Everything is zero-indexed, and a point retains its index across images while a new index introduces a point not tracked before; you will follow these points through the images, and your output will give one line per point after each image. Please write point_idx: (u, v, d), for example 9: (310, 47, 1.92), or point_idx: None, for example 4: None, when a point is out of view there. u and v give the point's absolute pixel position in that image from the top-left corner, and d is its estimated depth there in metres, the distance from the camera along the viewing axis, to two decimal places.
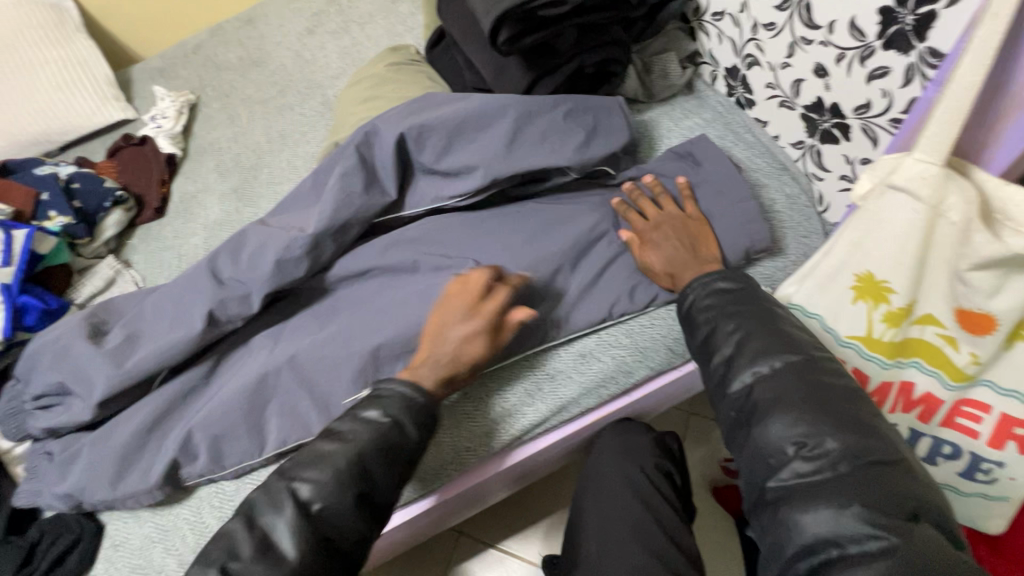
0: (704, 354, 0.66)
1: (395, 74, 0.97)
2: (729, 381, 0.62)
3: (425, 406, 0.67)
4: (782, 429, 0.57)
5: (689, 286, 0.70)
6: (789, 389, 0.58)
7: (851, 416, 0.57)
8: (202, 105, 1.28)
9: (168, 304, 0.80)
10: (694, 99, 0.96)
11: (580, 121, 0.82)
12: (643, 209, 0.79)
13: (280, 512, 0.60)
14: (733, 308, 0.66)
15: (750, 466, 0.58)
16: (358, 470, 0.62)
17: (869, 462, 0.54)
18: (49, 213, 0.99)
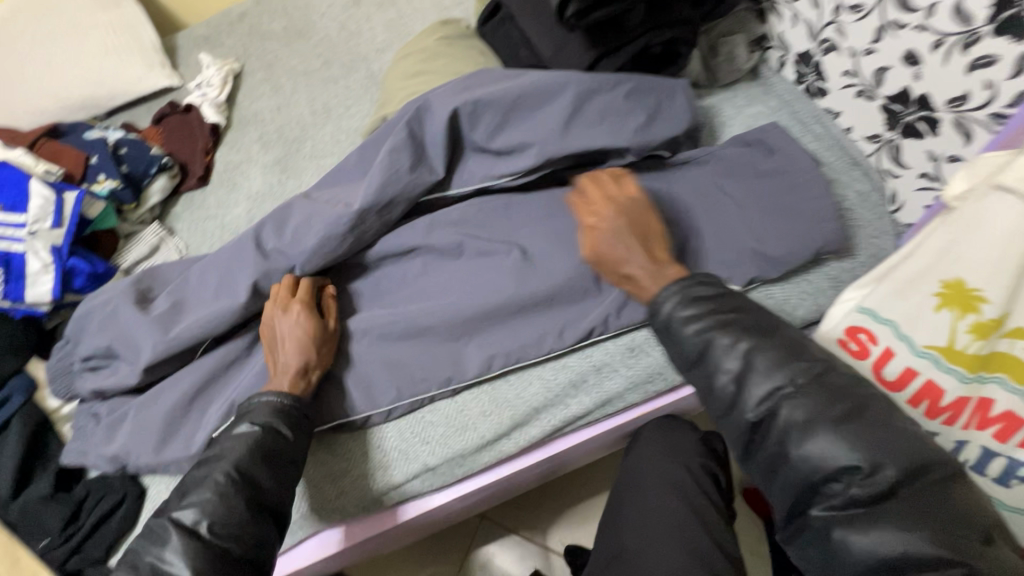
0: (704, 372, 0.58)
1: (448, 48, 0.94)
2: (744, 403, 0.56)
3: (295, 408, 0.67)
4: (820, 454, 0.52)
5: (657, 294, 0.63)
6: (815, 408, 0.53)
7: (886, 430, 0.52)
8: (246, 75, 1.27)
9: (213, 274, 0.80)
10: (759, 86, 0.91)
11: (642, 103, 0.79)
12: (589, 196, 0.72)
13: (164, 544, 0.57)
14: (725, 318, 0.59)
15: (794, 493, 0.54)
16: (240, 480, 0.61)
17: (923, 479, 0.50)
18: (98, 177, 0.99)
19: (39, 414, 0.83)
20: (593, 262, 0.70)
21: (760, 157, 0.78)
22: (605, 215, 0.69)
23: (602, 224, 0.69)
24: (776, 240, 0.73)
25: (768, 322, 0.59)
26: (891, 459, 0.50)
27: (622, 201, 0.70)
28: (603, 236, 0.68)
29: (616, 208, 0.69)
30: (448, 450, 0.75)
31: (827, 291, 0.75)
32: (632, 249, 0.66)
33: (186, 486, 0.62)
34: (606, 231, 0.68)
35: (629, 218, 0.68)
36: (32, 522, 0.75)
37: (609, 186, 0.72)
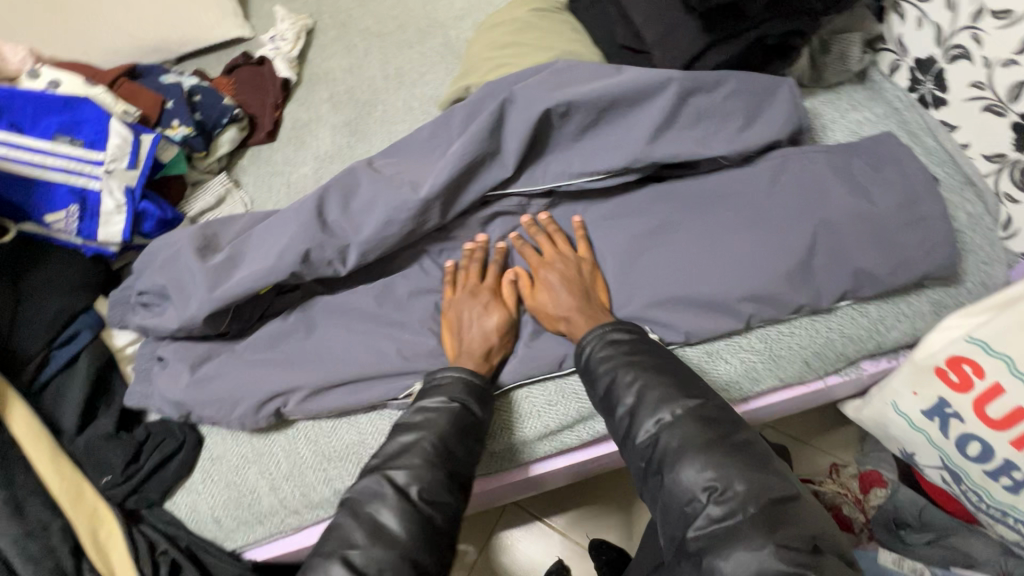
0: (608, 407, 0.64)
1: (541, 21, 0.90)
2: (634, 433, 0.60)
3: (483, 385, 0.67)
4: (694, 474, 0.55)
5: (585, 337, 0.68)
6: (689, 434, 0.57)
7: (745, 453, 0.56)
8: (318, 32, 1.24)
9: (270, 237, 0.78)
10: (865, 90, 0.86)
11: (750, 102, 0.75)
12: (540, 246, 0.76)
13: (382, 500, 0.58)
14: (632, 358, 0.65)
15: (669, 516, 0.56)
16: (444, 449, 0.62)
17: (773, 500, 0.52)
18: (172, 122, 0.99)
19: (104, 351, 0.83)
20: (535, 313, 0.74)
21: (870, 168, 0.73)
22: (550, 268, 0.73)
23: (549, 274, 0.73)
24: (883, 259, 0.68)
25: (667, 365, 0.64)
26: (740, 477, 0.53)
27: (571, 260, 0.74)
28: (545, 287, 0.72)
29: (561, 263, 0.73)
30: (512, 435, 0.74)
31: (927, 316, 0.72)
32: (581, 302, 0.70)
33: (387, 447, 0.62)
34: (551, 282, 0.72)
35: (572, 276, 0.72)
36: (96, 458, 0.76)
37: (560, 247, 0.76)
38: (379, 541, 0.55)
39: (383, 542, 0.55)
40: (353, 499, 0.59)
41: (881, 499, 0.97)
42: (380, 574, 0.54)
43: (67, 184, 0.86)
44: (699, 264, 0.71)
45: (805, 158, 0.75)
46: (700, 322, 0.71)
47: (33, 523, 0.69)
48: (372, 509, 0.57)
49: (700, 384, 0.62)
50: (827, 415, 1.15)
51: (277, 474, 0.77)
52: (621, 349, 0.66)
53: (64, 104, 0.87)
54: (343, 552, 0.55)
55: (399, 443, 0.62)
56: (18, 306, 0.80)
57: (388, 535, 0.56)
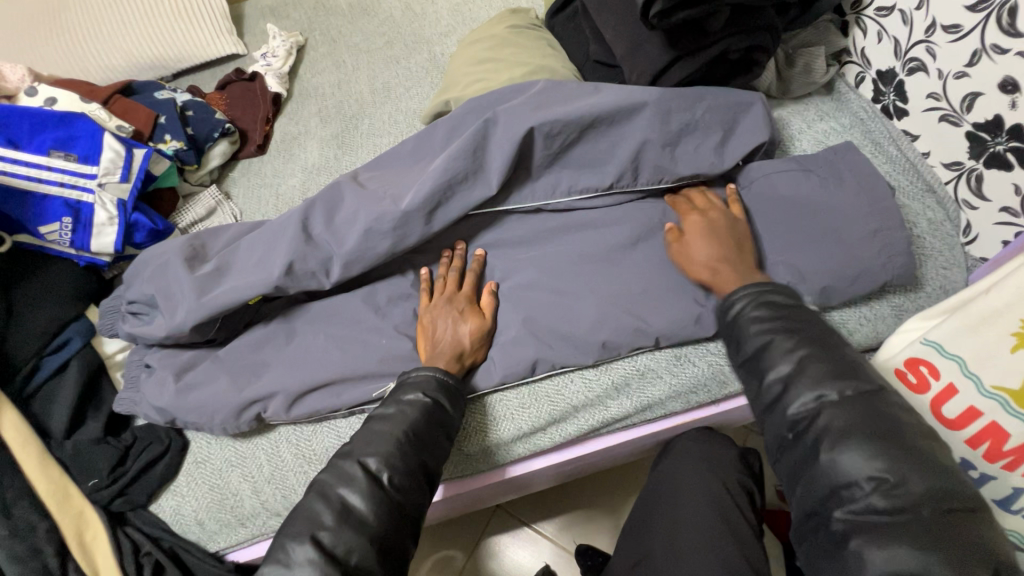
0: (756, 370, 0.60)
1: (518, 38, 0.94)
2: (788, 404, 0.57)
3: (456, 386, 0.70)
4: (854, 463, 0.52)
5: (733, 292, 0.66)
6: (858, 418, 0.53)
7: (918, 447, 0.52)
8: (309, 48, 1.28)
9: (256, 248, 0.81)
10: (832, 101, 0.89)
11: (716, 116, 0.78)
12: (694, 200, 0.78)
13: (351, 483, 0.60)
14: (789, 326, 0.60)
15: (816, 497, 0.53)
16: (415, 439, 0.64)
17: (945, 506, 0.49)
18: (165, 136, 1.02)
19: (95, 358, 0.87)
20: (677, 257, 0.74)
21: (834, 176, 0.75)
22: (694, 218, 0.74)
23: (702, 220, 0.74)
24: (846, 267, 0.70)
25: (832, 338, 0.59)
26: (914, 473, 0.50)
27: (725, 212, 0.74)
28: (694, 232, 0.73)
29: (715, 212, 0.74)
30: (485, 437, 0.76)
31: (887, 320, 0.74)
32: (721, 246, 0.70)
33: (364, 435, 0.65)
34: (701, 227, 0.73)
35: (726, 223, 0.73)
36: (83, 463, 0.78)
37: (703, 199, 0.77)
38: (348, 524, 0.58)
39: (353, 525, 0.58)
40: (325, 482, 0.61)
41: None
42: (352, 555, 0.56)
43: (61, 197, 0.89)
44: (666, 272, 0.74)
45: (771, 165, 0.78)
46: (665, 329, 0.73)
47: (19, 525, 0.71)
48: (345, 501, 0.59)
49: (868, 366, 0.57)
50: None
51: (259, 477, 0.79)
52: (779, 313, 0.62)
53: (60, 120, 0.91)
54: (314, 539, 0.56)
55: (375, 435, 0.64)
56: (10, 314, 0.82)
57: (356, 517, 0.58)
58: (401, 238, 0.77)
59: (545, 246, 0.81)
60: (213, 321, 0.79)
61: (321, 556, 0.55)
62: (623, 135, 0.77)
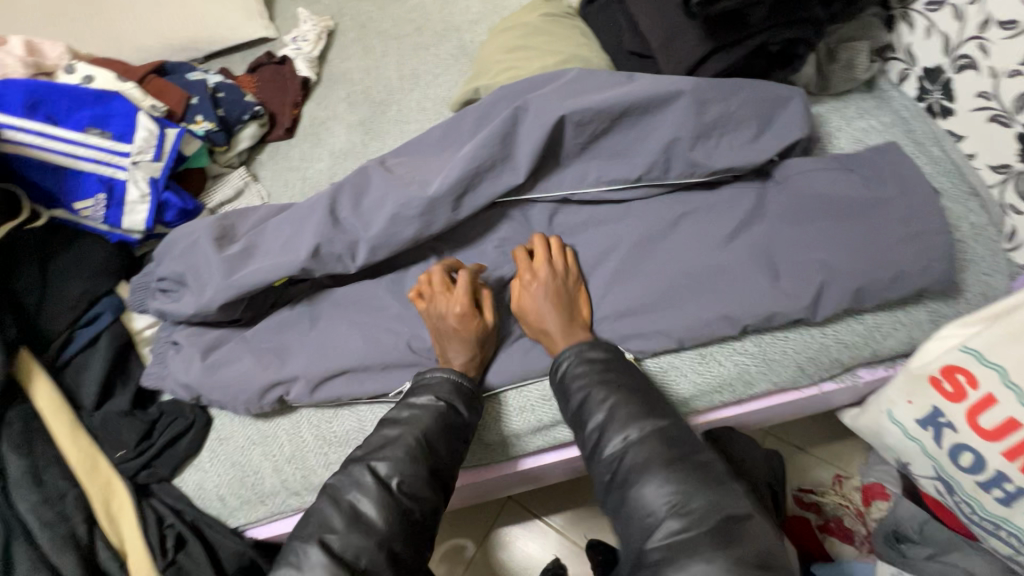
0: (579, 421, 0.67)
1: (551, 26, 0.92)
2: (602, 447, 0.63)
3: (469, 387, 0.71)
4: (658, 493, 0.58)
5: (562, 353, 0.70)
6: (654, 451, 0.60)
7: (711, 474, 0.59)
8: (339, 33, 1.28)
9: (285, 231, 0.82)
10: (873, 99, 0.86)
11: (752, 110, 0.76)
12: (531, 253, 0.77)
13: (361, 487, 0.63)
14: (606, 376, 0.67)
15: (634, 530, 0.58)
16: (426, 445, 0.66)
17: (723, 516, 0.55)
18: (196, 118, 1.04)
19: (124, 332, 0.88)
20: (520, 318, 0.76)
21: (874, 178, 0.73)
22: (534, 275, 0.74)
23: (540, 281, 0.74)
24: (883, 269, 0.68)
25: (638, 383, 0.68)
26: (697, 492, 0.57)
27: (560, 271, 0.75)
28: (529, 295, 0.74)
29: (547, 276, 0.74)
30: (503, 428, 0.76)
31: (923, 326, 0.71)
32: (556, 308, 0.72)
33: (372, 442, 0.68)
34: (537, 293, 0.73)
35: (560, 284, 0.74)
36: (111, 433, 0.80)
37: (553, 249, 0.76)
38: (356, 527, 0.61)
39: (361, 529, 0.61)
40: (335, 489, 0.64)
41: (883, 512, 1.00)
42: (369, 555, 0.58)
43: (96, 173, 0.91)
44: (694, 269, 0.73)
45: (810, 163, 0.75)
46: (695, 328, 0.72)
47: (51, 491, 0.74)
48: (354, 507, 0.62)
49: (665, 405, 0.66)
50: (830, 425, 1.15)
51: (280, 456, 0.80)
52: (596, 366, 0.69)
53: (96, 98, 0.92)
54: (324, 543, 0.59)
55: (387, 441, 0.66)
56: (45, 286, 0.84)
57: (365, 523, 0.61)
58: (427, 225, 0.76)
59: (572, 238, 0.81)
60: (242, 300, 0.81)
61: (331, 560, 0.58)
62: (655, 128, 0.76)
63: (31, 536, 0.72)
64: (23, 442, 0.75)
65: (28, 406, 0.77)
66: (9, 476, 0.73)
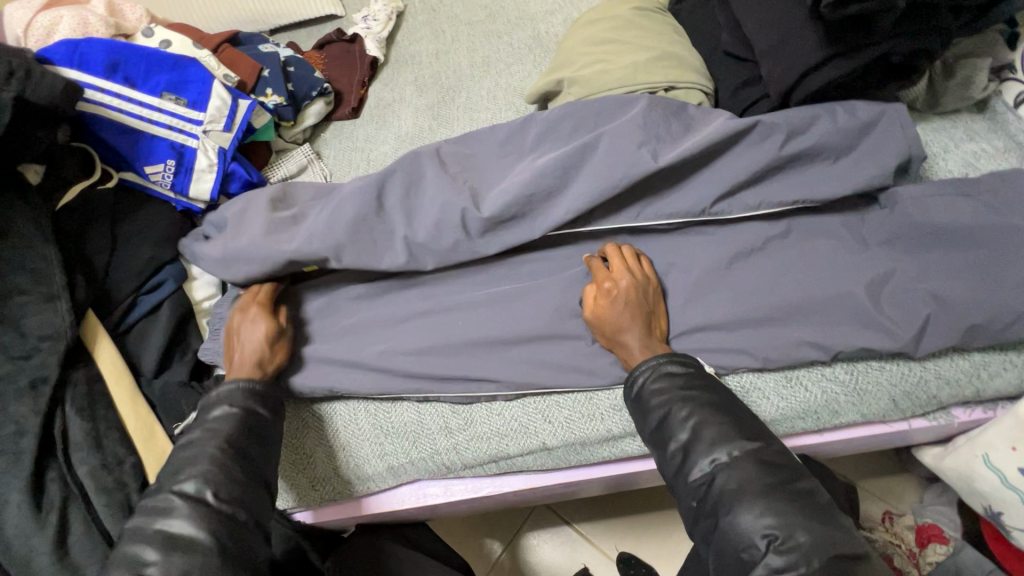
0: (660, 441, 0.63)
1: (642, 21, 0.89)
2: (688, 470, 0.60)
3: (265, 389, 0.71)
4: (753, 522, 0.53)
5: (639, 367, 0.67)
6: (748, 476, 0.56)
7: (813, 504, 0.55)
8: (408, 16, 1.26)
9: (352, 213, 0.77)
10: (985, 121, 0.81)
11: (861, 126, 0.71)
12: (609, 259, 0.74)
13: (171, 512, 0.59)
14: (688, 393, 0.63)
15: (726, 563, 0.54)
16: (231, 453, 0.64)
17: (833, 555, 0.50)
18: (266, 91, 1.02)
19: (185, 302, 0.86)
20: (592, 325, 0.72)
21: (993, 205, 0.67)
22: (615, 283, 0.70)
23: (623, 288, 0.70)
24: (1001, 306, 0.63)
25: (724, 401, 0.63)
26: (801, 526, 0.52)
27: (639, 279, 0.71)
28: (608, 303, 0.70)
29: (629, 280, 0.70)
30: (570, 435, 0.73)
31: None
32: (635, 320, 0.68)
33: (173, 465, 0.64)
34: (615, 300, 0.69)
35: (642, 292, 0.70)
36: (170, 404, 0.79)
37: (629, 259, 0.73)
38: (176, 549, 0.57)
39: (184, 548, 0.57)
40: (143, 524, 0.59)
41: (941, 556, 0.94)
42: None
43: (168, 140, 0.90)
44: (783, 287, 0.70)
45: (922, 189, 0.70)
46: (783, 350, 0.68)
47: (109, 457, 0.73)
48: (172, 531, 0.58)
49: (756, 426, 0.61)
50: (887, 460, 1.11)
51: (335, 443, 0.78)
52: (676, 382, 0.64)
53: (174, 63, 0.91)
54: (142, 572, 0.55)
55: (189, 460, 0.63)
56: (114, 250, 0.83)
57: (184, 541, 0.57)
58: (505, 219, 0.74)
59: (651, 245, 0.77)
60: (293, 276, 0.80)
61: None
62: (756, 137, 0.72)
63: (88, 501, 0.71)
64: (86, 405, 0.74)
65: (91, 368, 0.77)
66: (70, 439, 0.72)
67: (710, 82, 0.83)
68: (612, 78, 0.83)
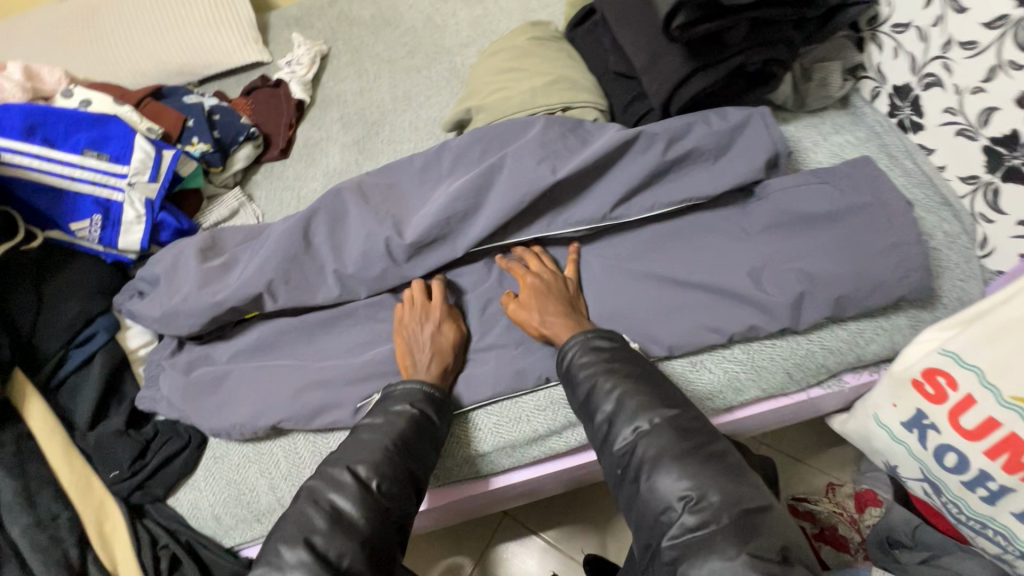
0: (588, 413, 0.68)
1: (539, 49, 0.96)
2: (612, 441, 0.64)
3: (440, 397, 0.73)
4: (669, 484, 0.58)
5: (567, 344, 0.71)
6: (666, 440, 0.61)
7: (724, 465, 0.59)
8: (332, 57, 1.31)
9: (275, 251, 0.81)
10: (848, 115, 0.90)
11: (731, 130, 0.79)
12: (527, 259, 0.81)
13: (339, 491, 0.62)
14: (612, 366, 0.68)
15: (645, 524, 0.59)
16: (401, 449, 0.66)
17: (742, 511, 0.55)
18: (192, 139, 1.05)
19: (118, 353, 0.88)
20: (515, 317, 0.77)
21: (849, 189, 0.75)
22: (538, 277, 0.78)
23: (540, 280, 0.77)
24: (863, 279, 0.70)
25: (646, 373, 0.68)
26: (713, 486, 0.56)
27: (556, 274, 0.79)
28: (531, 293, 0.76)
29: (547, 274, 0.78)
30: (499, 438, 0.77)
31: (904, 331, 0.74)
32: (558, 307, 0.74)
33: (349, 445, 0.67)
34: (538, 290, 0.76)
35: (562, 285, 0.77)
36: (105, 454, 0.79)
37: (546, 261, 0.81)
38: (339, 528, 0.60)
39: (344, 531, 0.59)
40: (313, 489, 0.63)
41: (876, 518, 1.02)
42: (344, 559, 0.58)
43: (92, 196, 0.92)
44: (678, 281, 0.76)
45: (790, 181, 0.78)
46: (686, 337, 0.74)
47: (43, 514, 0.73)
48: (335, 506, 0.61)
49: (676, 395, 0.66)
50: (821, 434, 1.18)
51: (276, 474, 0.80)
52: (602, 356, 0.69)
53: (93, 121, 0.94)
54: (309, 543, 0.58)
55: (364, 445, 0.66)
56: (40, 308, 0.84)
57: (346, 521, 0.60)
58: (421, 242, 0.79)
59: (563, 253, 0.83)
60: (226, 316, 0.83)
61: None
62: (641, 147, 0.79)
63: (23, 560, 0.71)
64: (16, 465, 0.74)
65: (21, 427, 0.77)
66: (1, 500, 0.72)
67: (603, 100, 0.91)
68: (513, 103, 0.90)
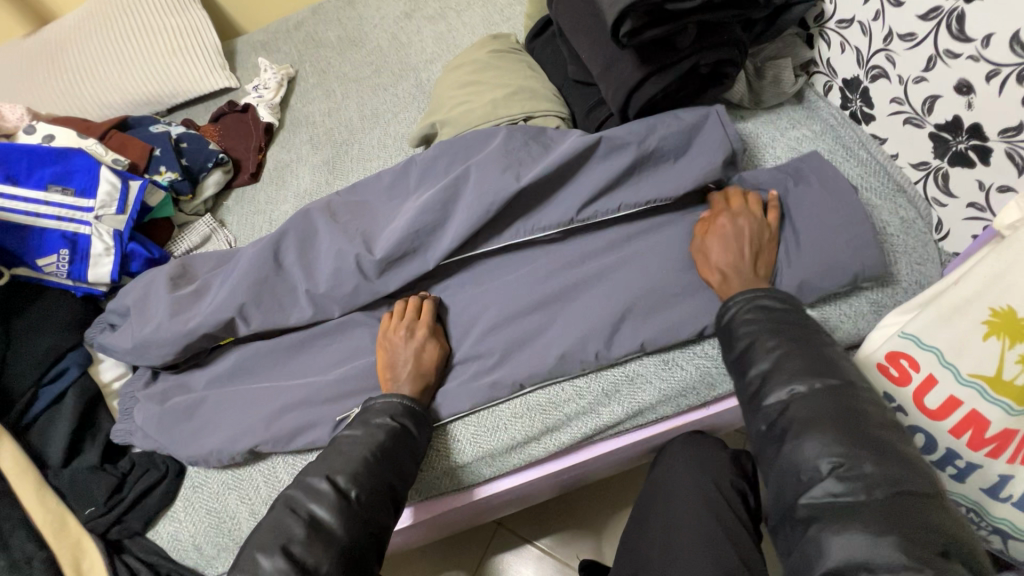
0: (740, 367, 0.64)
1: (499, 61, 0.98)
2: (765, 395, 0.60)
3: (417, 411, 0.72)
4: (820, 447, 0.54)
5: (734, 297, 0.69)
6: (825, 408, 0.56)
7: (886, 442, 0.53)
8: (299, 80, 1.32)
9: (244, 275, 0.81)
10: (803, 110, 0.93)
11: (688, 130, 0.80)
12: (732, 199, 0.78)
13: (317, 500, 0.61)
14: (778, 326, 0.64)
15: (782, 484, 0.56)
16: (380, 457, 0.66)
17: (901, 489, 0.50)
18: (159, 168, 1.05)
19: (92, 387, 0.87)
20: (694, 257, 0.77)
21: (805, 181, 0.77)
22: (732, 219, 0.75)
23: (732, 224, 0.74)
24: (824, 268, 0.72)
25: (814, 336, 0.63)
26: (871, 456, 0.52)
27: (752, 217, 0.75)
28: (717, 237, 0.74)
29: (745, 219, 0.74)
30: (478, 449, 0.78)
31: (867, 316, 0.76)
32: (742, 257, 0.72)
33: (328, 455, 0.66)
34: (726, 234, 0.74)
35: (756, 233, 0.73)
36: (81, 491, 0.78)
37: (750, 203, 0.76)
38: (318, 537, 0.59)
39: (323, 539, 0.59)
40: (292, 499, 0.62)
41: None
42: (321, 566, 0.57)
43: (59, 230, 0.91)
44: (645, 280, 0.77)
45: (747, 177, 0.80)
46: (656, 334, 0.75)
47: (17, 556, 0.72)
48: (314, 515, 0.60)
49: (846, 366, 0.60)
50: None
51: (256, 499, 0.79)
52: (769, 315, 0.65)
53: (56, 155, 0.93)
54: (286, 551, 0.57)
55: (342, 456, 0.66)
56: (8, 347, 0.84)
57: (325, 530, 0.60)
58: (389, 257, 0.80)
59: (533, 260, 0.84)
60: (198, 343, 0.83)
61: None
62: (601, 152, 0.80)
63: None
64: None
65: None
66: None
67: (565, 108, 0.92)
68: (475, 116, 0.91)
